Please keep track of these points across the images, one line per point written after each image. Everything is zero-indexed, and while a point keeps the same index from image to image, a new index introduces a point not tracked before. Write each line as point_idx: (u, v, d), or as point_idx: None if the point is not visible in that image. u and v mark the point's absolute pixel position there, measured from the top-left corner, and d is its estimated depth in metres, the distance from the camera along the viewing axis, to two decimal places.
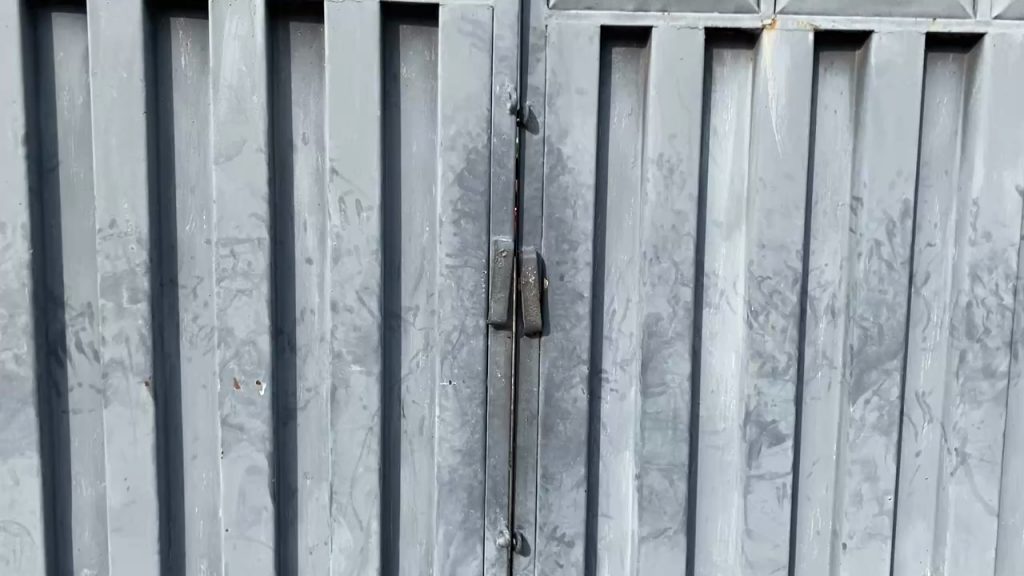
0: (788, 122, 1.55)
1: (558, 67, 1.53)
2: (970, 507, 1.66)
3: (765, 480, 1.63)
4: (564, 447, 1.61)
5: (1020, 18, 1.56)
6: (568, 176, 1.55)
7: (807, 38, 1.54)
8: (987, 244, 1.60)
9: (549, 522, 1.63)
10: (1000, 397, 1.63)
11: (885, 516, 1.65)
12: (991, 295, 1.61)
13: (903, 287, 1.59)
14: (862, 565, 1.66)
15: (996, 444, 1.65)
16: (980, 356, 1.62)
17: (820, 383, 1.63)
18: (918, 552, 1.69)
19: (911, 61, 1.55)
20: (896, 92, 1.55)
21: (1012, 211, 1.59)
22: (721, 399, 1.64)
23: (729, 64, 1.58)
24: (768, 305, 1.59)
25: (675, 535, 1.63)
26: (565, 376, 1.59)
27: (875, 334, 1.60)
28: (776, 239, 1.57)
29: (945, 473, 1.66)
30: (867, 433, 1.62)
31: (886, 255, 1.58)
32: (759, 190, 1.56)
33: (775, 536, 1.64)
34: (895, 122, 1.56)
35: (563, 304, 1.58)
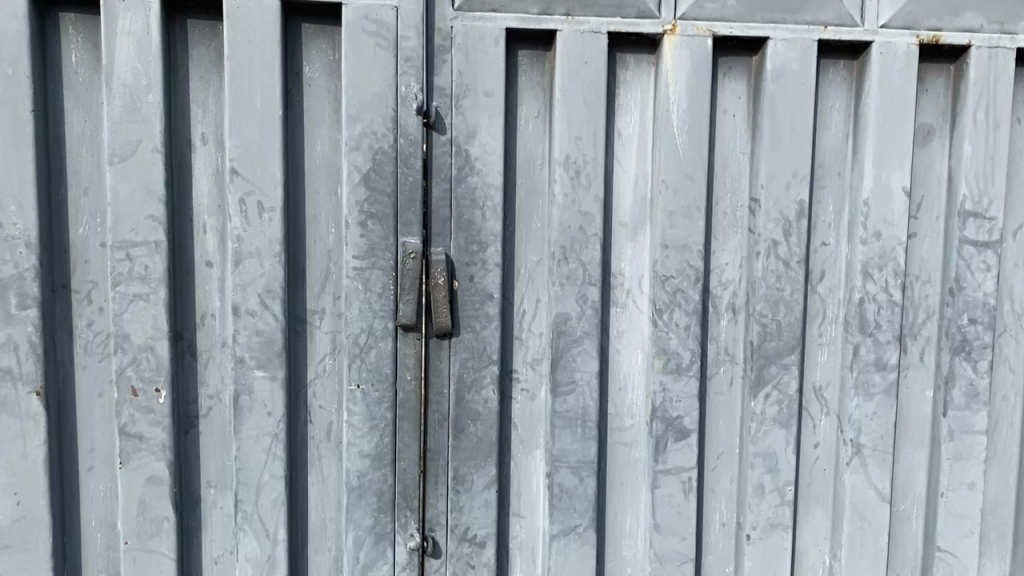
0: (689, 126, 1.59)
1: (463, 68, 1.53)
2: (865, 495, 1.73)
3: (671, 475, 1.66)
4: (475, 448, 1.61)
5: (905, 27, 1.63)
6: (476, 177, 1.55)
7: (705, 43, 1.58)
8: (877, 242, 1.66)
9: (460, 523, 1.62)
10: (891, 389, 1.70)
11: (786, 507, 1.70)
12: (882, 292, 1.67)
13: (800, 284, 1.65)
14: (764, 555, 1.71)
15: (888, 435, 1.71)
16: (872, 350, 1.69)
17: (723, 378, 1.68)
18: (817, 540, 1.75)
19: (805, 66, 1.61)
20: (791, 96, 1.61)
21: (900, 211, 1.66)
22: (628, 396, 1.67)
23: (631, 68, 1.61)
24: (672, 303, 1.62)
25: (585, 532, 1.65)
26: (475, 377, 1.59)
27: (774, 329, 1.65)
28: (678, 239, 1.61)
29: (841, 462, 1.73)
30: (768, 426, 1.68)
31: (783, 254, 1.64)
32: (660, 192, 1.60)
33: (682, 529, 1.67)
34: (790, 125, 1.61)
35: (473, 305, 1.58)
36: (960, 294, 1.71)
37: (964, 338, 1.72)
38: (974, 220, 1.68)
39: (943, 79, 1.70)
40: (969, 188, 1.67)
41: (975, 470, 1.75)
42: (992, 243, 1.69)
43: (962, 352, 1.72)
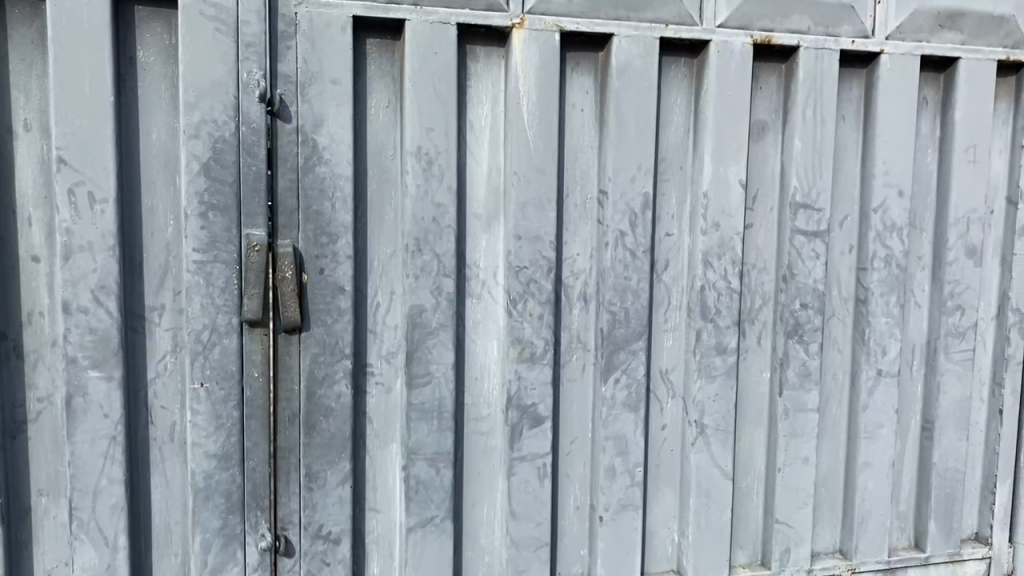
0: (539, 119, 1.61)
1: (309, 55, 1.49)
2: (709, 474, 1.80)
3: (527, 462, 1.68)
4: (328, 444, 1.58)
5: (740, 27, 1.71)
6: (325, 167, 1.52)
7: (553, 38, 1.60)
8: (716, 233, 1.74)
9: (314, 520, 1.59)
10: (731, 371, 1.78)
11: (636, 488, 1.76)
12: (721, 279, 1.75)
13: (646, 273, 1.71)
14: (616, 535, 1.76)
15: (729, 414, 1.80)
16: (714, 334, 1.76)
17: (576, 365, 1.72)
18: (667, 519, 1.83)
19: (648, 63, 1.66)
20: (635, 92, 1.66)
21: (736, 203, 1.74)
22: (484, 386, 1.68)
23: (482, 60, 1.62)
24: (526, 293, 1.64)
25: (442, 523, 1.65)
26: (327, 372, 1.56)
27: (623, 317, 1.71)
28: (530, 231, 1.62)
29: (687, 442, 1.80)
30: (618, 410, 1.72)
31: (630, 244, 1.69)
32: (512, 183, 1.61)
33: (537, 515, 1.70)
34: (635, 119, 1.66)
35: (324, 298, 1.54)
36: (793, 280, 1.81)
37: (797, 321, 1.82)
38: (804, 211, 1.79)
39: (775, 78, 1.79)
40: (798, 181, 1.77)
41: (809, 445, 1.86)
42: (820, 233, 1.80)
43: (795, 335, 1.82)
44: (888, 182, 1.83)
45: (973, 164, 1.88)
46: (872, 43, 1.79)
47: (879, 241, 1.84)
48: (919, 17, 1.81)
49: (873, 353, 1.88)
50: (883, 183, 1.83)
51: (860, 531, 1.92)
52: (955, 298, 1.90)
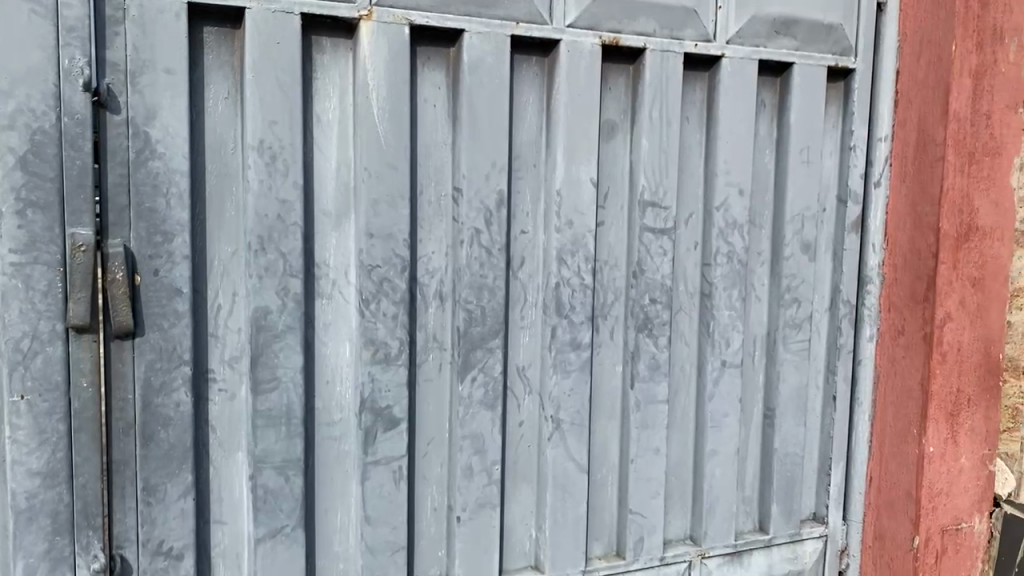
0: (389, 114, 1.57)
1: (139, 42, 1.40)
2: (565, 467, 1.81)
3: (381, 466, 1.64)
4: (167, 455, 1.49)
5: (590, 28, 1.71)
6: (158, 162, 1.43)
7: (402, 31, 1.56)
8: (569, 230, 1.75)
9: (153, 536, 1.50)
10: (585, 365, 1.80)
11: (494, 486, 1.75)
12: (575, 276, 1.77)
13: (501, 270, 1.70)
14: (474, 535, 1.74)
15: (584, 409, 1.82)
16: (567, 331, 1.78)
17: (432, 365, 1.69)
18: (524, 515, 1.83)
19: (499, 60, 1.64)
20: (486, 89, 1.63)
21: (587, 201, 1.76)
22: (336, 390, 1.63)
23: (328, 52, 1.56)
24: (378, 293, 1.60)
25: (293, 532, 1.59)
26: (165, 380, 1.47)
27: (479, 315, 1.69)
28: (382, 229, 1.58)
29: (543, 438, 1.80)
30: (475, 408, 1.71)
31: (485, 241, 1.67)
32: (362, 180, 1.56)
33: (393, 519, 1.66)
34: (488, 116, 1.64)
35: (159, 300, 1.45)
36: (643, 276, 1.85)
37: (646, 316, 1.87)
38: (652, 209, 1.83)
39: (624, 78, 1.82)
40: (646, 180, 1.81)
41: (659, 436, 1.91)
42: (667, 230, 1.85)
43: (645, 330, 1.87)
44: (730, 181, 1.90)
45: (806, 164, 1.97)
46: (713, 47, 1.84)
47: (722, 238, 1.92)
48: (757, 23, 1.88)
49: (717, 345, 1.95)
50: (725, 182, 1.90)
51: (709, 517, 1.99)
52: (792, 291, 2.01)
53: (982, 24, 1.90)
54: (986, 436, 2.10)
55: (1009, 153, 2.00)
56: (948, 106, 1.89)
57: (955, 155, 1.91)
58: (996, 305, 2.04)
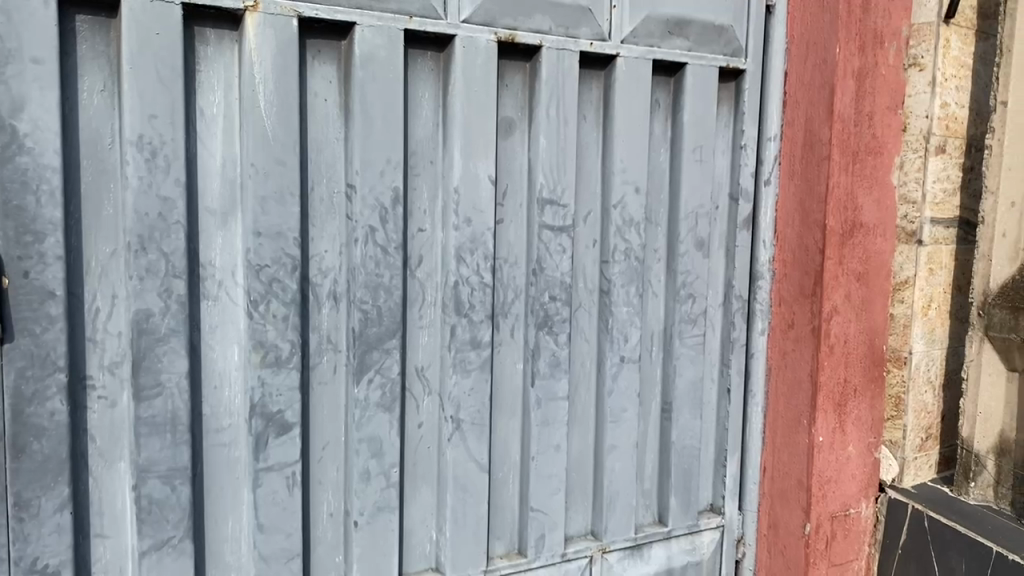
0: (278, 108, 1.52)
1: (4, 30, 1.31)
2: (465, 467, 1.79)
3: (274, 472, 1.59)
4: (41, 468, 1.41)
5: (485, 24, 1.69)
6: (27, 157, 1.35)
7: (290, 24, 1.51)
8: (468, 228, 1.72)
9: (27, 554, 1.41)
10: (485, 365, 1.79)
11: (392, 489, 1.72)
12: (474, 274, 1.75)
13: (398, 270, 1.66)
14: (372, 540, 1.70)
15: (484, 408, 1.80)
16: (467, 330, 1.75)
17: (326, 367, 1.65)
18: (423, 516, 1.81)
19: (392, 55, 1.60)
20: (379, 83, 1.60)
21: (486, 199, 1.74)
22: (225, 394, 1.58)
23: (213, 44, 1.50)
24: (267, 294, 1.55)
25: (180, 543, 1.53)
26: (37, 388, 1.39)
27: (375, 316, 1.65)
28: (271, 227, 1.54)
29: (443, 438, 1.78)
30: (371, 411, 1.67)
31: (380, 240, 1.64)
32: (249, 176, 1.51)
33: (287, 526, 1.61)
34: (381, 112, 1.60)
35: (30, 304, 1.37)
36: (542, 274, 1.85)
37: (546, 314, 1.86)
38: (551, 206, 1.82)
39: (521, 76, 1.81)
40: (545, 178, 1.80)
41: (559, 433, 1.91)
42: (566, 228, 1.85)
43: (545, 327, 1.87)
44: (626, 180, 1.92)
45: (700, 163, 2.01)
46: (608, 46, 1.85)
47: (619, 236, 1.93)
48: (651, 23, 1.89)
49: (616, 342, 1.96)
50: (622, 181, 1.91)
51: (608, 512, 2.01)
52: (687, 287, 2.04)
53: (864, 28, 1.97)
54: (871, 424, 2.18)
55: (890, 153, 2.09)
56: (833, 107, 1.96)
57: (839, 154, 1.98)
58: (880, 299, 2.13)
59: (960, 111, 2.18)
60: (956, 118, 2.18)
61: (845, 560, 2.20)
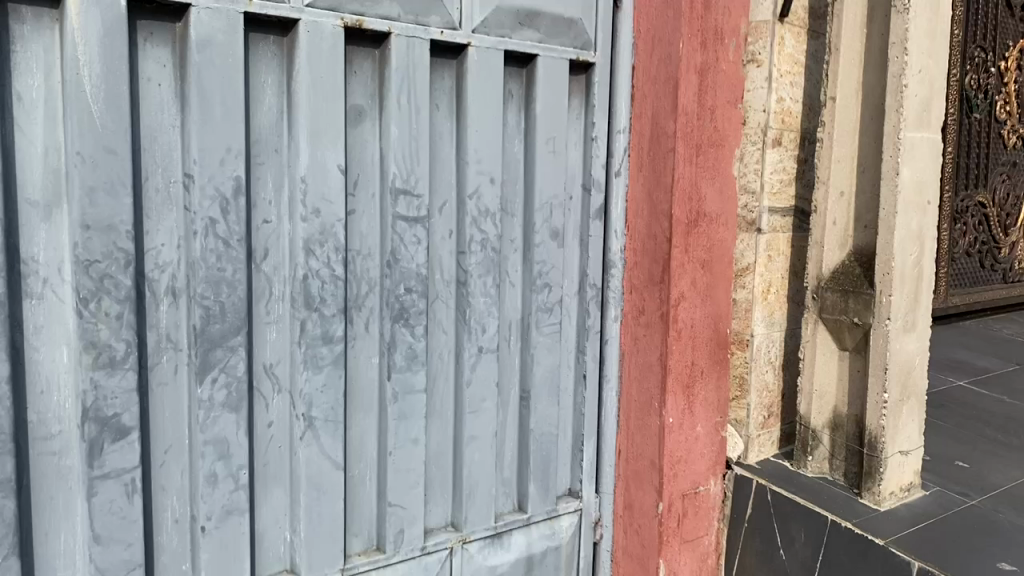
0: (105, 93, 1.42)
1: None
2: (319, 465, 1.75)
3: (110, 479, 1.50)
4: None
5: (331, 9, 1.63)
6: None
7: (117, 3, 1.41)
8: (316, 219, 1.67)
9: None
10: (338, 360, 1.74)
11: (241, 491, 1.65)
12: (324, 267, 1.70)
13: (241, 263, 1.60)
14: (221, 544, 1.64)
15: (338, 405, 1.76)
16: (318, 324, 1.71)
17: (166, 367, 1.57)
18: (276, 518, 1.75)
19: (231, 39, 1.53)
20: (218, 69, 1.53)
21: (335, 189, 1.69)
22: (53, 399, 1.47)
23: (29, 23, 1.39)
24: (98, 291, 1.46)
25: (5, 561, 1.42)
26: None
27: (218, 312, 1.58)
28: (100, 220, 1.44)
29: (295, 437, 1.72)
30: (217, 412, 1.61)
31: (222, 232, 1.57)
32: (75, 165, 1.41)
33: (126, 535, 1.53)
34: (220, 99, 1.53)
35: None
36: (397, 266, 1.81)
37: (401, 306, 1.83)
38: (404, 197, 1.79)
39: (370, 64, 1.75)
40: (397, 167, 1.77)
41: (417, 426, 1.89)
42: (420, 218, 1.82)
43: (401, 320, 1.84)
44: (481, 170, 1.90)
45: (552, 154, 2.03)
46: (459, 35, 1.82)
47: (474, 226, 1.92)
48: (502, 14, 1.88)
49: (473, 332, 1.96)
50: (476, 171, 1.90)
51: (468, 503, 2.01)
52: (542, 277, 2.06)
53: (705, 24, 2.05)
54: (717, 405, 2.28)
55: (731, 145, 2.18)
56: (677, 101, 2.03)
57: (684, 146, 2.05)
58: (724, 285, 2.22)
59: (794, 106, 2.31)
60: (791, 112, 2.30)
61: (696, 536, 2.30)
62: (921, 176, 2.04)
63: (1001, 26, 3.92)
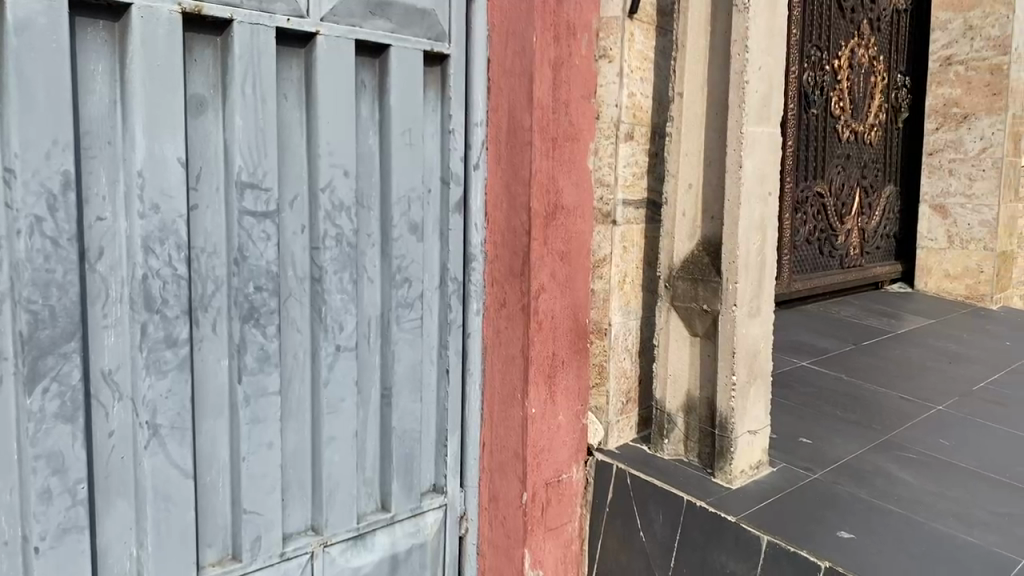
0: None
1: None
2: (165, 475, 1.66)
3: None
4: None
5: None
6: None
7: None
8: (155, 216, 1.59)
9: None
10: (183, 364, 1.66)
11: (80, 507, 1.55)
12: (165, 267, 1.61)
13: (73, 264, 1.49)
14: (58, 565, 1.54)
15: (185, 411, 1.68)
16: (160, 326, 1.62)
17: None
18: (121, 532, 1.64)
19: (55, 23, 1.42)
20: (41, 55, 1.42)
21: (176, 184, 1.61)
22: None
23: None
24: None
25: None
26: None
27: (47, 317, 1.47)
28: None
29: (139, 447, 1.63)
30: (49, 424, 1.49)
31: (50, 231, 1.46)
32: None
33: None
34: (44, 87, 1.42)
35: None
36: (245, 263, 1.74)
37: (251, 305, 1.76)
38: (251, 190, 1.72)
39: (211, 51, 1.67)
40: (243, 160, 1.70)
41: (272, 429, 1.83)
42: (269, 214, 1.75)
43: (251, 320, 1.77)
44: (334, 163, 1.85)
45: (408, 146, 2.00)
46: (307, 23, 1.76)
47: (328, 221, 1.87)
48: (351, 4, 1.83)
49: (330, 330, 1.91)
50: (329, 163, 1.85)
51: (329, 505, 1.95)
52: (402, 272, 2.03)
53: (557, 18, 2.07)
54: (578, 393, 2.32)
55: (585, 139, 2.22)
56: (533, 94, 2.04)
57: (540, 140, 2.07)
58: (582, 276, 2.26)
59: (644, 100, 2.38)
60: (641, 107, 2.37)
61: (560, 524, 2.33)
62: (763, 169, 2.14)
63: (834, 27, 4.18)
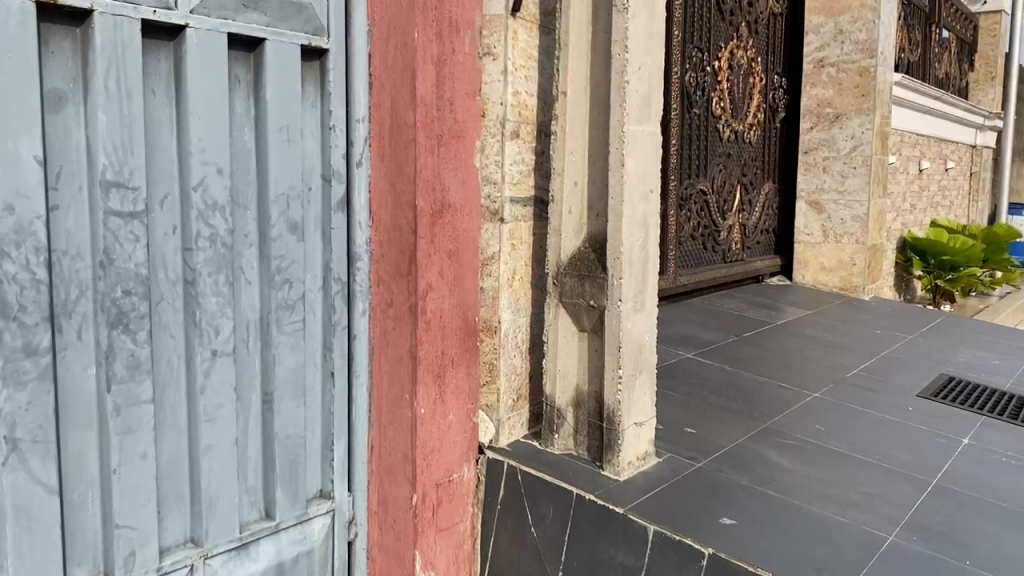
0: None
1: None
2: (27, 491, 1.58)
3: None
4: None
5: None
6: None
7: None
8: (10, 217, 1.50)
9: None
10: (45, 374, 1.57)
11: None
12: (22, 271, 1.53)
13: None
14: None
15: (48, 423, 1.59)
16: (18, 335, 1.53)
17: None
18: None
19: None
20: None
21: (32, 183, 1.52)
22: None
23: None
24: None
25: None
26: None
27: None
28: None
29: None
30: None
31: None
32: None
33: None
34: None
35: None
36: (111, 266, 1.65)
37: (119, 311, 1.68)
38: (117, 190, 1.64)
39: (70, 43, 1.58)
40: (107, 158, 1.61)
41: (145, 440, 1.75)
42: (137, 214, 1.67)
43: (119, 326, 1.68)
44: (205, 160, 1.79)
45: (286, 143, 1.95)
46: (175, 15, 1.69)
47: (201, 220, 1.80)
48: None
49: (205, 335, 1.84)
50: (200, 161, 1.78)
51: (209, 516, 1.88)
52: (282, 273, 1.98)
53: (439, 15, 2.06)
54: (468, 392, 2.31)
55: (471, 136, 2.22)
56: (415, 92, 2.02)
57: (424, 137, 2.06)
58: (470, 274, 2.26)
59: (529, 99, 2.39)
60: (526, 105, 2.39)
61: (451, 524, 2.32)
62: (644, 166, 2.19)
63: (714, 29, 4.32)
